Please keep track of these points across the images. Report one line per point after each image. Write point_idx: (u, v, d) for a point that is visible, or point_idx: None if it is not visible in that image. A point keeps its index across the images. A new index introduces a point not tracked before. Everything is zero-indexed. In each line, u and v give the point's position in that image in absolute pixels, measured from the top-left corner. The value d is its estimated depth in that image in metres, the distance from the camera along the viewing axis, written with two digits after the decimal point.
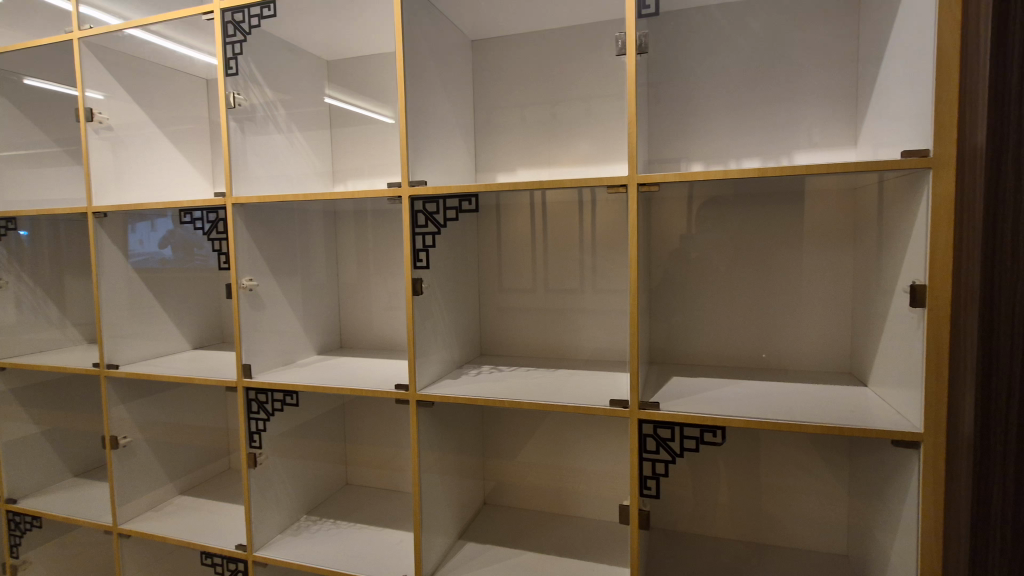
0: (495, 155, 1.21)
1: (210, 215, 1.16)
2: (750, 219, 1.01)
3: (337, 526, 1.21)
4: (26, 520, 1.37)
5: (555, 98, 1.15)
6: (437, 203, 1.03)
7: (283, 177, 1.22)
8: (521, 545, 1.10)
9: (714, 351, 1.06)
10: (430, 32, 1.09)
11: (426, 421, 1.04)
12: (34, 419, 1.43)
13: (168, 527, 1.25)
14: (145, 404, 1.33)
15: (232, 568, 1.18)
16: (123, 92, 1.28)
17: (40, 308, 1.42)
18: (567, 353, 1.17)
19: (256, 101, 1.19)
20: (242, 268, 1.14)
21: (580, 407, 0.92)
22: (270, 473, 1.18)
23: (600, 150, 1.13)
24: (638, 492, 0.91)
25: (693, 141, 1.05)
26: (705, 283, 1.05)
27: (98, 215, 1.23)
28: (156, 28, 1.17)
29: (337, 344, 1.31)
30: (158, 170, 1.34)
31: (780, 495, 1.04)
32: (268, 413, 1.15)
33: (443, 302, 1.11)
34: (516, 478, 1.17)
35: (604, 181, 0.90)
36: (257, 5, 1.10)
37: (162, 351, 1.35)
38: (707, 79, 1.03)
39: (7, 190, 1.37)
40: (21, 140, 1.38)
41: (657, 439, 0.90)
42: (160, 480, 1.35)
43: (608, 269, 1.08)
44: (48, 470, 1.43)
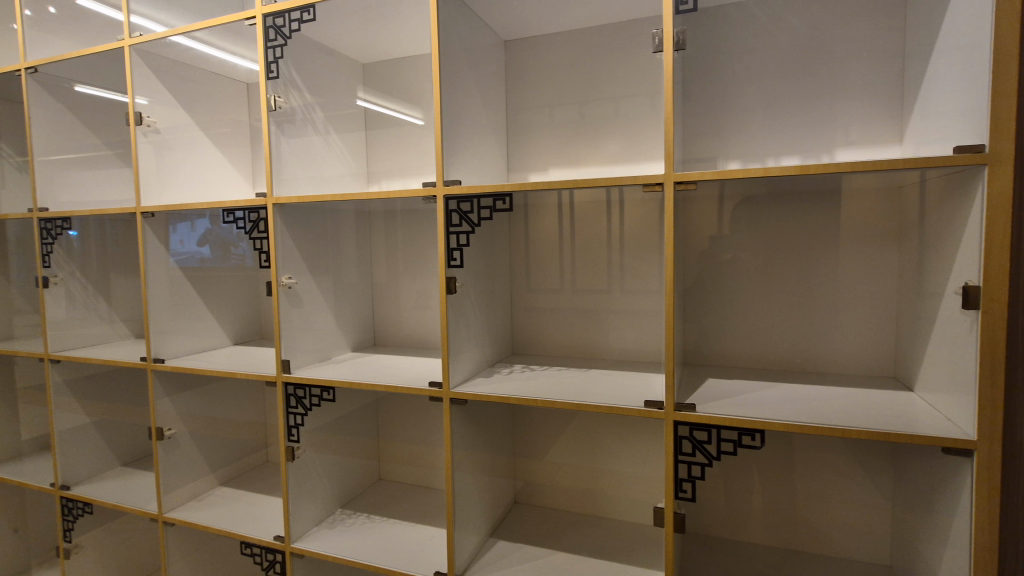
0: (526, 155, 1.21)
1: (251, 215, 1.19)
2: (784, 219, 0.99)
3: (370, 520, 1.23)
4: (78, 506, 1.44)
5: (586, 98, 1.15)
6: (471, 203, 1.03)
7: (318, 177, 1.24)
8: (553, 545, 1.10)
9: (748, 354, 1.04)
10: (464, 33, 1.09)
11: (459, 419, 1.05)
12: (85, 410, 1.49)
13: (209, 516, 1.29)
14: (189, 396, 1.37)
15: (270, 559, 1.20)
16: (169, 97, 1.32)
17: (90, 304, 1.48)
18: (598, 354, 1.16)
19: (295, 103, 1.21)
20: (282, 267, 1.16)
21: (613, 407, 0.91)
22: (307, 467, 1.21)
23: (631, 149, 1.12)
24: (673, 495, 0.89)
25: (728, 140, 1.03)
26: (741, 284, 1.02)
27: (146, 215, 1.27)
28: (201, 34, 1.21)
29: (371, 341, 1.34)
30: (201, 171, 1.38)
31: (819, 505, 1.01)
32: (306, 409, 1.17)
33: (476, 302, 1.12)
34: (546, 478, 1.17)
35: (640, 180, 0.88)
36: (298, 9, 1.12)
37: (203, 346, 1.39)
38: (743, 76, 1.01)
39: (61, 192, 1.44)
40: (73, 143, 1.44)
41: (694, 441, 0.88)
42: (201, 472, 1.39)
43: (638, 269, 1.07)
44: (98, 458, 1.50)
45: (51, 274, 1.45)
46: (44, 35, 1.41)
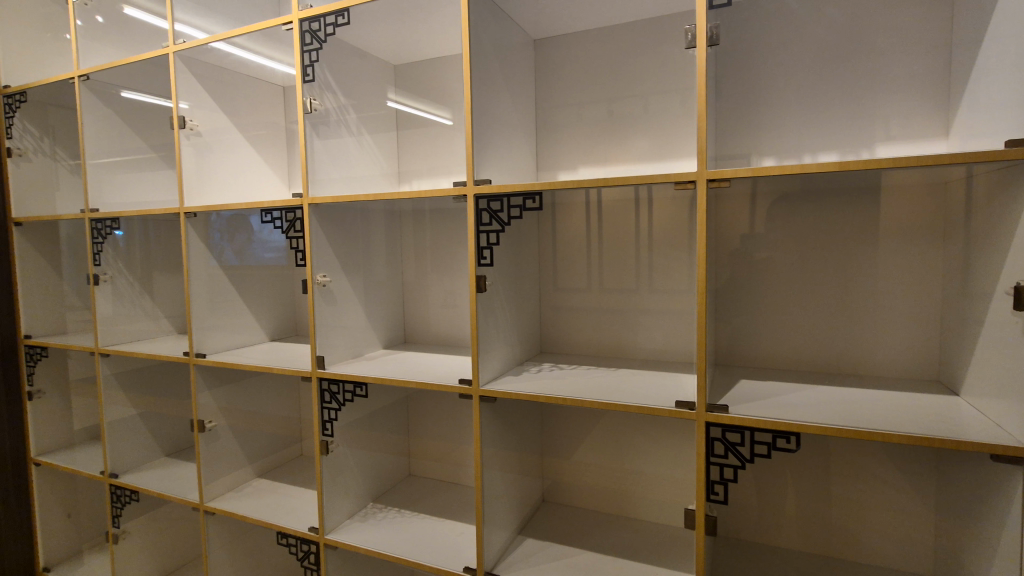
0: (556, 154, 1.21)
1: (288, 215, 1.22)
2: (823, 218, 0.97)
3: (401, 515, 1.25)
4: (126, 493, 1.50)
5: (616, 95, 1.14)
6: (502, 202, 1.03)
7: (353, 177, 1.27)
8: (584, 545, 1.09)
9: (783, 356, 1.01)
10: (495, 33, 1.10)
11: (488, 417, 1.05)
12: (131, 402, 1.55)
13: (247, 507, 1.33)
14: (229, 390, 1.42)
15: (304, 550, 1.23)
16: (210, 101, 1.37)
17: (137, 301, 1.55)
18: (626, 353, 1.15)
19: (330, 105, 1.24)
20: (318, 265, 1.20)
21: (643, 407, 0.89)
22: (340, 461, 1.23)
23: (660, 147, 1.11)
24: (705, 497, 0.88)
25: (761, 136, 1.01)
26: (775, 283, 1.00)
27: (188, 215, 1.32)
28: (240, 40, 1.25)
29: (400, 339, 1.36)
30: (240, 173, 1.42)
31: (856, 510, 0.98)
32: (339, 404, 1.20)
33: (505, 301, 1.12)
34: (574, 477, 1.17)
35: (672, 178, 0.87)
36: (333, 14, 1.14)
37: (243, 341, 1.45)
38: (780, 72, 0.99)
39: (110, 194, 1.50)
40: (122, 147, 1.51)
41: (726, 443, 0.86)
42: (240, 463, 1.44)
43: (668, 268, 1.07)
44: (145, 449, 1.57)
45: (101, 273, 1.51)
46: (95, 44, 1.48)
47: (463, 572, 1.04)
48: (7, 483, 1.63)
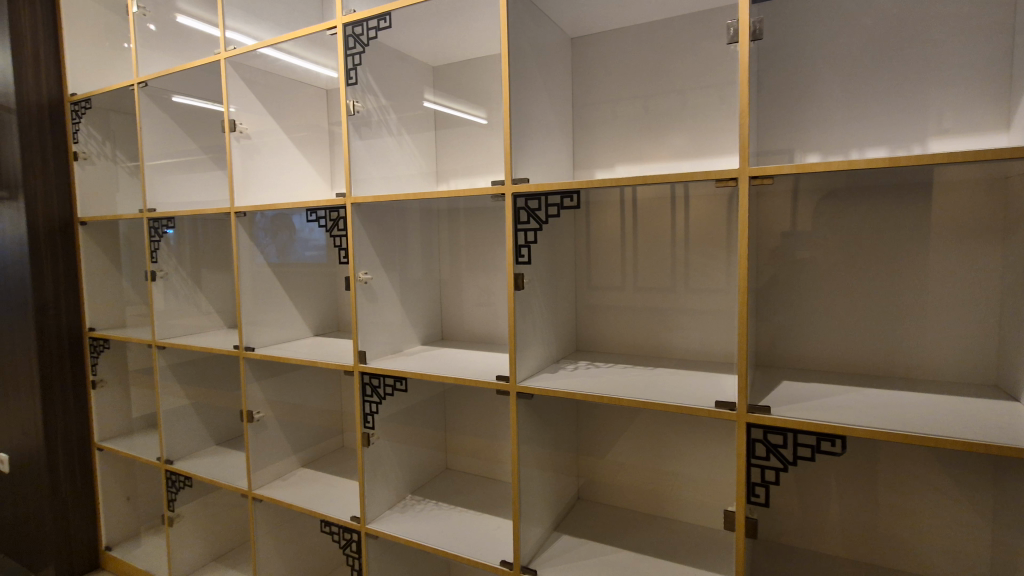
0: (593, 151, 1.21)
1: (331, 214, 1.26)
2: (873, 215, 0.93)
3: (439, 507, 1.28)
4: (180, 478, 1.58)
5: (653, 92, 1.13)
6: (540, 200, 1.04)
7: (393, 177, 1.30)
8: (619, 543, 1.09)
9: (828, 357, 0.99)
10: (533, 31, 1.09)
11: (525, 414, 1.06)
12: (185, 393, 1.63)
13: (292, 495, 1.38)
14: (276, 382, 1.48)
15: (346, 538, 1.27)
16: (260, 106, 1.43)
17: (190, 297, 1.62)
18: (662, 353, 1.14)
19: (372, 107, 1.27)
20: (360, 262, 1.23)
21: (682, 407, 0.88)
22: (381, 454, 1.27)
23: (699, 143, 1.09)
24: (745, 498, 0.86)
25: (806, 131, 0.99)
26: (820, 282, 0.98)
27: (238, 215, 1.38)
28: (287, 46, 1.30)
29: (438, 337, 1.39)
30: (286, 173, 1.47)
31: (905, 517, 0.95)
32: (380, 397, 1.23)
33: (543, 299, 1.12)
34: (611, 478, 1.17)
35: (713, 175, 0.85)
36: (375, 18, 1.15)
37: (291, 335, 1.50)
38: (827, 64, 0.96)
39: (165, 195, 1.58)
40: (174, 149, 1.58)
41: (768, 445, 0.84)
42: (285, 453, 1.49)
43: (706, 267, 1.07)
44: (197, 437, 1.65)
45: (158, 269, 1.59)
46: (152, 51, 1.55)
47: (499, 565, 1.05)
48: (73, 465, 1.74)
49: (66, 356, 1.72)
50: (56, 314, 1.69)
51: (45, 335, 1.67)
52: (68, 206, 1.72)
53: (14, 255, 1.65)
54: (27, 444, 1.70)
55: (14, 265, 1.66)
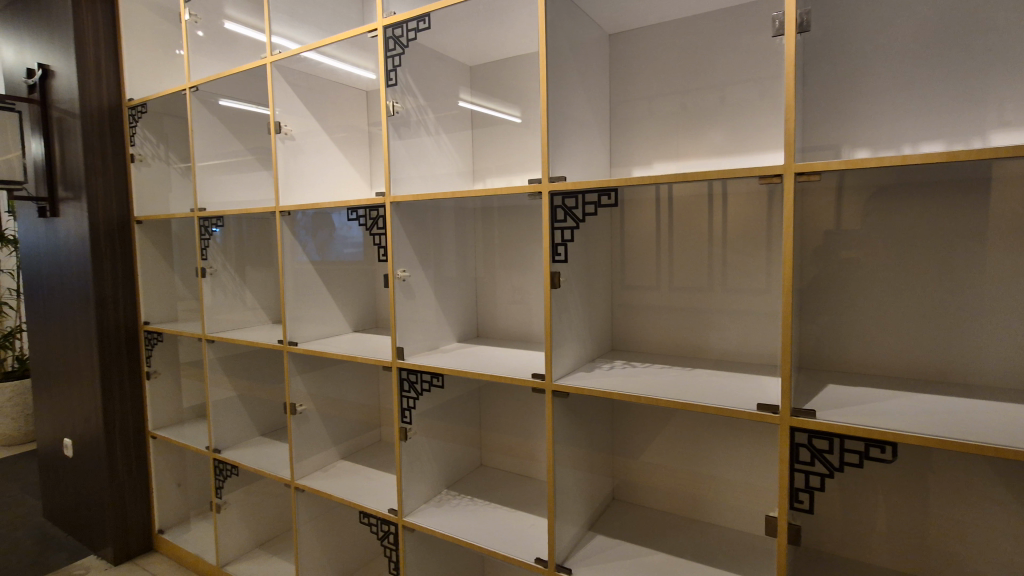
0: (629, 148, 1.20)
1: (371, 212, 1.29)
2: (927, 213, 0.89)
3: (474, 502, 1.29)
4: (227, 467, 1.64)
5: (691, 87, 1.11)
6: (576, 198, 1.03)
7: (431, 176, 1.31)
8: (655, 546, 1.07)
9: (873, 361, 0.95)
10: (571, 29, 1.08)
11: (561, 413, 1.05)
12: (232, 385, 1.69)
13: (332, 486, 1.42)
14: (318, 377, 1.52)
15: (383, 530, 1.29)
16: (303, 108, 1.47)
17: (237, 293, 1.68)
18: (700, 353, 1.12)
19: (410, 107, 1.28)
20: (398, 260, 1.24)
21: (723, 409, 0.86)
22: (418, 449, 1.29)
23: (739, 139, 1.07)
24: (787, 504, 0.83)
25: (854, 126, 0.95)
26: (866, 283, 0.94)
27: (283, 215, 1.42)
28: (329, 49, 1.33)
29: (474, 333, 1.41)
30: (327, 175, 1.51)
31: (958, 531, 0.90)
32: (417, 392, 1.25)
33: (579, 298, 1.11)
34: (646, 479, 1.17)
35: (757, 172, 0.82)
36: (414, 19, 1.17)
37: (332, 331, 1.54)
38: (877, 56, 0.92)
39: (213, 194, 1.64)
40: (222, 150, 1.64)
41: (812, 449, 0.82)
42: (326, 445, 1.54)
43: (744, 265, 1.05)
44: (243, 428, 1.71)
45: (208, 266, 1.65)
46: (202, 56, 1.62)
47: (535, 562, 1.05)
48: (130, 451, 1.84)
49: (124, 347, 1.81)
50: (115, 308, 1.78)
51: (105, 328, 1.76)
52: (126, 206, 1.80)
53: (78, 252, 1.75)
54: (90, 430, 1.81)
55: (77, 262, 1.76)
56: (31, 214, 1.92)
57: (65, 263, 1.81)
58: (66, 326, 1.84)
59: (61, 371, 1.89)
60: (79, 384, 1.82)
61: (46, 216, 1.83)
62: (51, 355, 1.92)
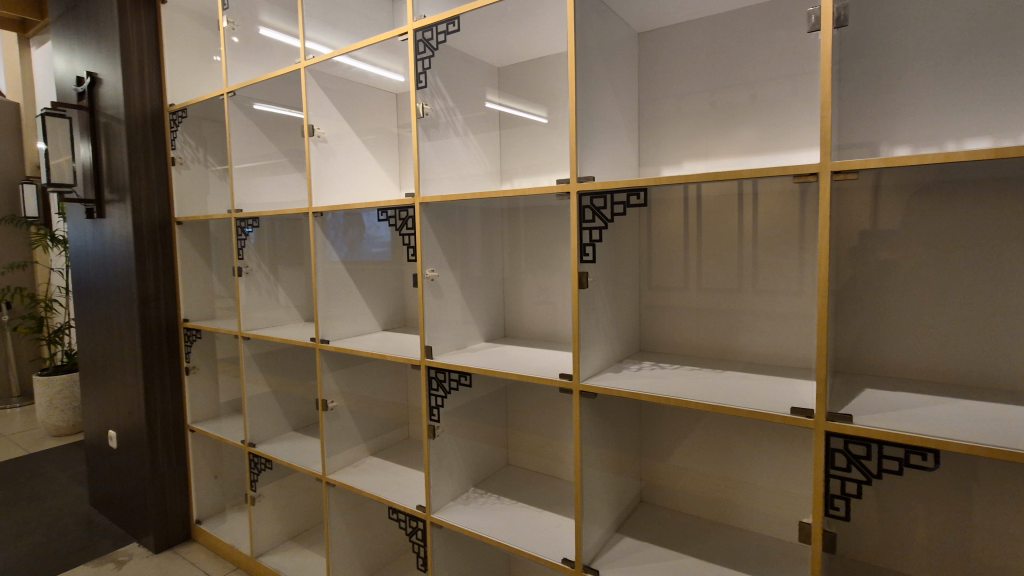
0: (658, 147, 1.19)
1: (401, 213, 1.31)
2: (972, 212, 0.86)
3: (501, 501, 1.30)
4: (262, 461, 1.69)
5: (722, 85, 1.10)
6: (605, 199, 1.02)
7: (459, 176, 1.32)
8: (684, 549, 1.06)
9: (913, 365, 0.92)
10: (599, 28, 1.08)
11: (588, 413, 1.05)
12: (267, 381, 1.74)
13: (362, 481, 1.45)
14: (347, 374, 1.54)
15: (412, 527, 1.31)
16: (336, 112, 1.50)
17: (271, 291, 1.73)
18: (730, 355, 1.10)
19: (439, 108, 1.29)
20: (427, 260, 1.26)
21: (755, 412, 0.84)
22: (446, 447, 1.30)
23: (770, 137, 1.05)
24: (822, 510, 0.81)
25: (893, 124, 0.92)
26: (906, 284, 0.92)
27: (317, 215, 1.45)
28: (360, 53, 1.35)
29: (501, 333, 1.42)
30: (357, 176, 1.54)
31: (1006, 543, 0.86)
32: (445, 391, 1.26)
33: (607, 298, 1.10)
34: (675, 481, 1.16)
35: (791, 171, 0.81)
36: (444, 22, 1.19)
37: (362, 329, 1.57)
38: (918, 50, 0.89)
39: (249, 196, 1.69)
40: (257, 153, 1.69)
41: (849, 455, 0.80)
42: (356, 441, 1.57)
43: (776, 265, 1.03)
44: (276, 422, 1.76)
45: (244, 265, 1.70)
46: (240, 62, 1.67)
47: (561, 563, 1.05)
48: (170, 444, 1.90)
49: (165, 344, 1.88)
50: (156, 306, 1.85)
51: (148, 324, 1.83)
52: (167, 207, 1.87)
53: (123, 252, 1.83)
54: (133, 423, 1.89)
55: (122, 261, 1.84)
56: (79, 215, 2.01)
57: (111, 262, 1.89)
58: (111, 323, 1.92)
59: (106, 366, 1.97)
60: (123, 379, 1.90)
61: (93, 217, 1.92)
62: (97, 350, 2.01)
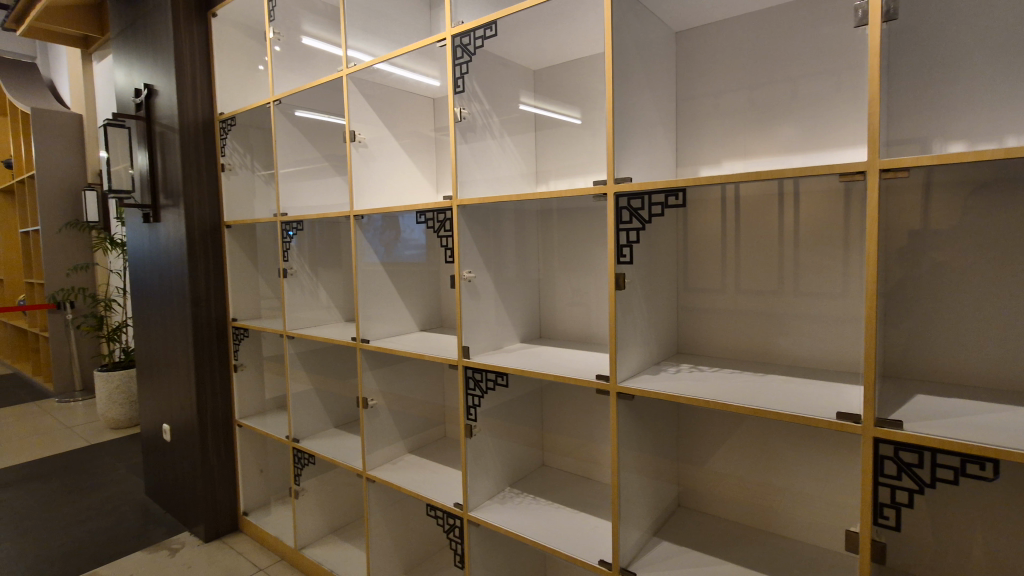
0: (696, 147, 1.17)
1: (439, 215, 1.33)
2: None
3: (537, 501, 1.30)
4: (304, 456, 1.75)
5: (763, 83, 1.08)
6: (643, 200, 1.02)
7: (495, 178, 1.33)
8: (724, 555, 1.04)
9: (969, 370, 0.88)
10: (636, 29, 1.07)
11: (625, 415, 1.04)
12: (309, 378, 1.80)
13: (401, 478, 1.48)
14: (387, 373, 1.58)
15: (449, 524, 1.33)
16: (376, 118, 1.54)
17: (314, 292, 1.79)
18: (771, 359, 1.08)
19: (477, 112, 1.31)
20: (464, 262, 1.28)
21: (798, 416, 0.83)
22: (483, 446, 1.32)
23: (813, 134, 1.02)
24: (871, 519, 0.79)
25: (947, 119, 0.88)
26: (961, 286, 0.88)
27: (358, 218, 1.50)
28: (399, 60, 1.39)
29: (537, 334, 1.42)
30: (395, 179, 1.58)
31: None
32: (482, 391, 1.28)
33: (644, 300, 1.09)
34: (713, 486, 1.14)
35: (836, 170, 0.79)
36: (482, 27, 1.20)
37: (400, 330, 1.61)
38: (974, 43, 0.86)
39: (294, 200, 1.75)
40: (300, 158, 1.75)
41: (899, 463, 0.77)
42: (395, 440, 1.60)
43: (820, 267, 1.00)
44: (319, 419, 1.82)
45: (289, 267, 1.76)
46: (286, 72, 1.74)
47: (598, 564, 1.05)
48: (219, 438, 1.99)
49: (215, 342, 1.97)
50: (207, 305, 1.94)
51: (199, 323, 1.92)
52: (217, 211, 1.96)
53: (176, 254, 1.92)
54: (185, 417, 1.98)
55: (176, 263, 1.93)
56: (137, 219, 2.13)
57: (165, 264, 1.99)
58: (165, 321, 2.02)
59: (161, 362, 2.07)
60: (176, 375, 2.00)
61: (150, 221, 2.03)
62: (152, 347, 2.12)
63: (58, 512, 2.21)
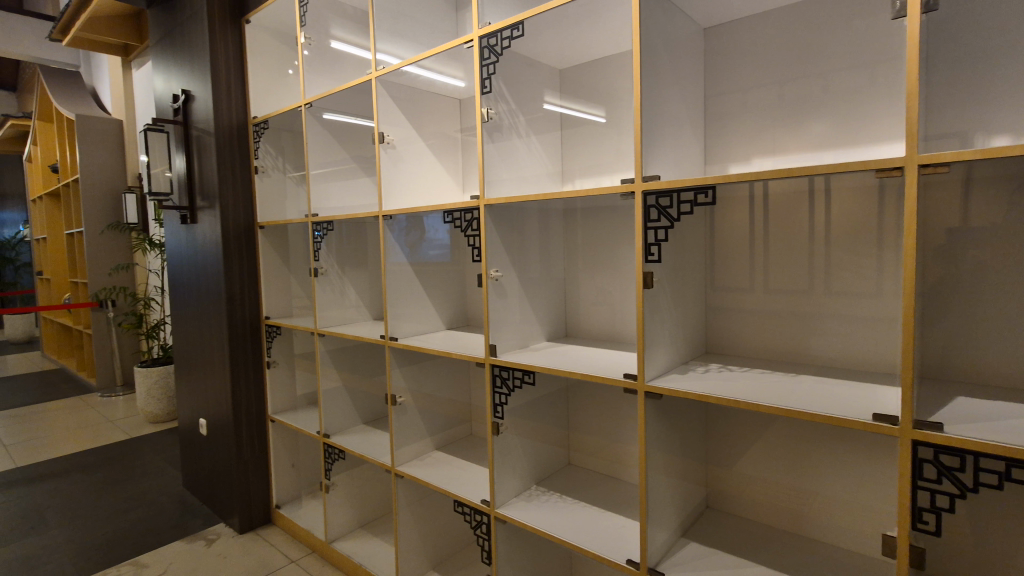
0: (724, 144, 1.16)
1: (466, 215, 1.34)
2: None
3: (563, 499, 1.30)
4: (336, 451, 1.78)
5: (794, 78, 1.06)
6: (670, 198, 1.01)
7: (522, 177, 1.34)
8: (754, 558, 1.02)
9: (1012, 371, 0.85)
10: (664, 26, 1.06)
11: (653, 414, 1.03)
12: (338, 375, 1.83)
13: (428, 474, 1.50)
14: (415, 371, 1.60)
15: (476, 521, 1.34)
16: (405, 120, 1.55)
17: (343, 291, 1.83)
18: (802, 359, 1.06)
19: (503, 112, 1.31)
20: (491, 261, 1.27)
21: (832, 417, 0.81)
22: (509, 444, 1.32)
23: (846, 130, 1.00)
24: (909, 524, 0.77)
25: (990, 112, 0.85)
26: (1005, 284, 0.85)
27: (386, 218, 1.51)
28: (427, 62, 1.40)
29: (562, 333, 1.43)
30: (422, 179, 1.60)
31: None
32: (509, 389, 1.28)
33: (672, 298, 1.08)
34: (742, 488, 1.13)
35: (872, 165, 0.77)
36: (509, 28, 1.20)
37: (427, 328, 1.63)
38: (1017, 32, 0.83)
39: (326, 199, 1.79)
40: (330, 159, 1.79)
41: (939, 466, 0.75)
42: (422, 437, 1.62)
43: (853, 266, 0.98)
44: (348, 416, 1.86)
45: (320, 266, 1.79)
46: (317, 76, 1.77)
47: (626, 563, 1.04)
48: (251, 433, 2.05)
49: (248, 340, 2.02)
50: (240, 304, 1.99)
51: (233, 322, 1.97)
52: (251, 212, 2.01)
53: (212, 255, 1.98)
54: (220, 412, 2.04)
55: (211, 263, 1.99)
56: (175, 221, 2.20)
57: (201, 264, 2.05)
58: (201, 319, 2.09)
59: (197, 359, 2.14)
60: (212, 371, 2.06)
61: (188, 222, 2.10)
62: (189, 345, 2.19)
63: (103, 502, 2.30)
